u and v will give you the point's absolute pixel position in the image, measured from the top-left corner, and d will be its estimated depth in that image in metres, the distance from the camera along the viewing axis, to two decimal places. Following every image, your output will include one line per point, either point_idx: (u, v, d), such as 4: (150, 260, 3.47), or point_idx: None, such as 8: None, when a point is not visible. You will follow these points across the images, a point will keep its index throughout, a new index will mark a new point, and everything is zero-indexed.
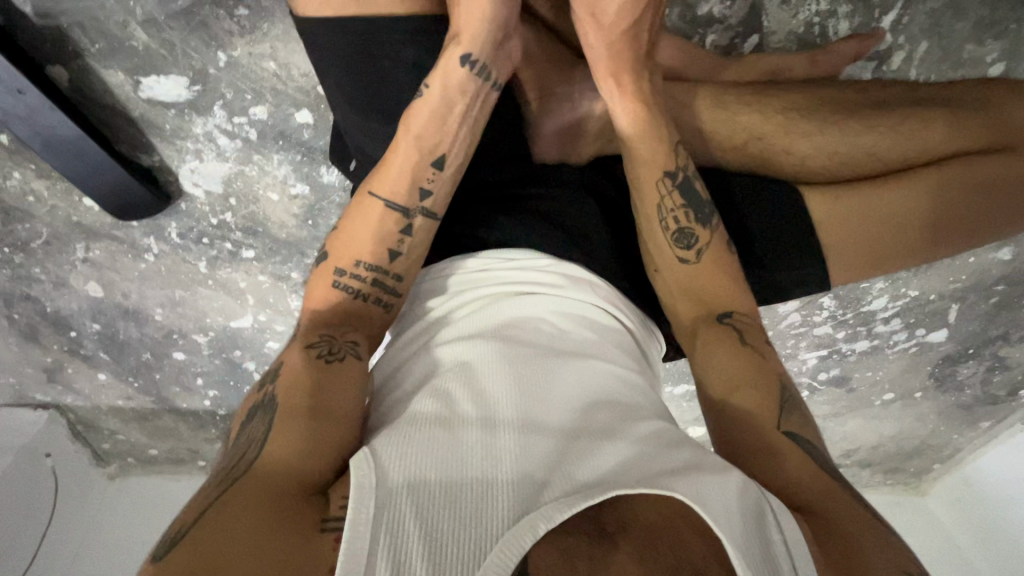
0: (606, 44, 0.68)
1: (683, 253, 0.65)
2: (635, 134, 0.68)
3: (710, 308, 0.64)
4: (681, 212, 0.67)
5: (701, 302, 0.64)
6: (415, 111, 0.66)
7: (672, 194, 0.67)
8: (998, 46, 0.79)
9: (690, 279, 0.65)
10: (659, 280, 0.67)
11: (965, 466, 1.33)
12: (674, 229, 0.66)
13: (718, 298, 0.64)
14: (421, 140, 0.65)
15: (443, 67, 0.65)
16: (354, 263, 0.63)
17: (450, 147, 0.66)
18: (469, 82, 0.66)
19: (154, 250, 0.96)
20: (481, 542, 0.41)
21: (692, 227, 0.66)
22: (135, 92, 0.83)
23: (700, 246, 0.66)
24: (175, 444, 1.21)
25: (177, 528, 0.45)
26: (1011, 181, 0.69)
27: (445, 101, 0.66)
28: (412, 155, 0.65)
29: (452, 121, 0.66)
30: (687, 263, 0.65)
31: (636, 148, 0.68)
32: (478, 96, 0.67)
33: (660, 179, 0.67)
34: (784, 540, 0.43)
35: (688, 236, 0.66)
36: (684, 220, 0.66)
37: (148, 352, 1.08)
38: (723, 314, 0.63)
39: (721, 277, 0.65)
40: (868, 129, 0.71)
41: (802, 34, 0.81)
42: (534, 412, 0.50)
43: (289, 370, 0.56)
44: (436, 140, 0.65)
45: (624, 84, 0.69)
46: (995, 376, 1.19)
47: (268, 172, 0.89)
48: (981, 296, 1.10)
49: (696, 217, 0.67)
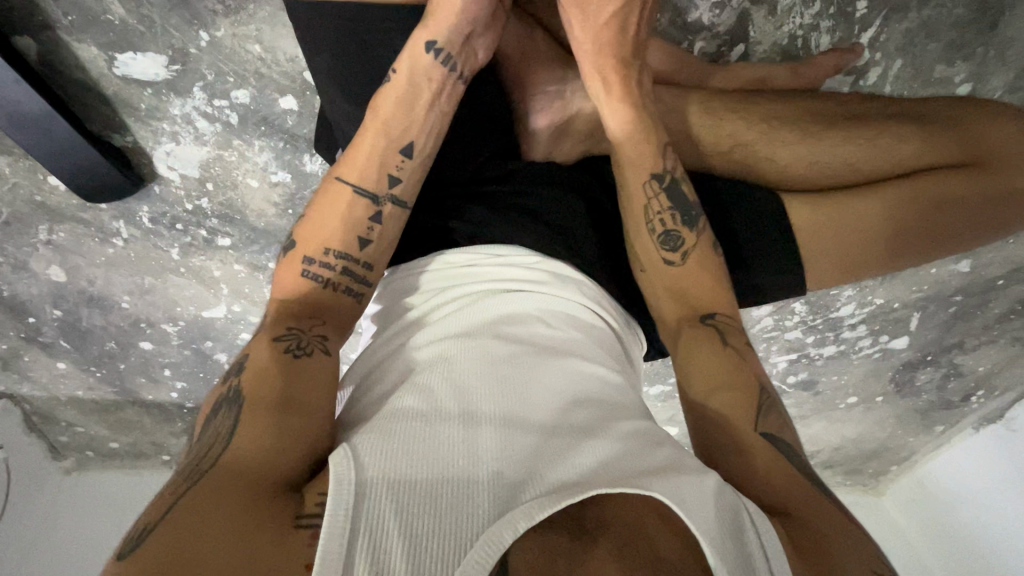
0: (593, 47, 0.68)
1: (669, 255, 0.66)
2: (624, 136, 0.69)
3: (693, 309, 0.65)
4: (667, 214, 0.68)
5: (687, 305, 0.65)
6: (382, 97, 0.64)
7: (659, 196, 0.68)
8: (966, 67, 0.83)
9: (676, 282, 0.66)
10: (646, 279, 0.68)
11: (918, 468, 1.39)
12: (660, 231, 0.67)
13: (704, 300, 0.65)
14: (388, 126, 0.63)
15: (408, 52, 0.64)
16: (322, 252, 0.61)
17: (419, 134, 0.64)
18: (436, 70, 0.64)
19: (124, 235, 0.92)
20: (462, 539, 0.41)
21: (678, 229, 0.67)
22: (110, 69, 0.80)
23: (685, 247, 0.67)
24: (138, 438, 1.16)
25: (143, 525, 0.43)
26: (977, 197, 0.71)
27: (413, 86, 0.64)
28: (380, 141, 0.63)
29: (420, 109, 0.64)
30: (671, 265, 0.67)
31: (621, 147, 0.69)
32: (446, 84, 0.65)
33: (648, 181, 0.68)
34: (761, 542, 0.44)
35: (673, 237, 0.67)
36: (671, 222, 0.67)
37: (113, 341, 1.03)
38: (706, 315, 0.64)
39: (707, 279, 0.66)
40: (848, 141, 0.74)
41: (786, 45, 0.84)
42: (517, 409, 0.50)
43: (256, 365, 0.54)
44: (404, 127, 0.63)
45: (612, 88, 0.69)
46: (950, 382, 1.25)
47: (248, 158, 0.86)
48: (940, 305, 1.16)
49: (682, 219, 0.68)
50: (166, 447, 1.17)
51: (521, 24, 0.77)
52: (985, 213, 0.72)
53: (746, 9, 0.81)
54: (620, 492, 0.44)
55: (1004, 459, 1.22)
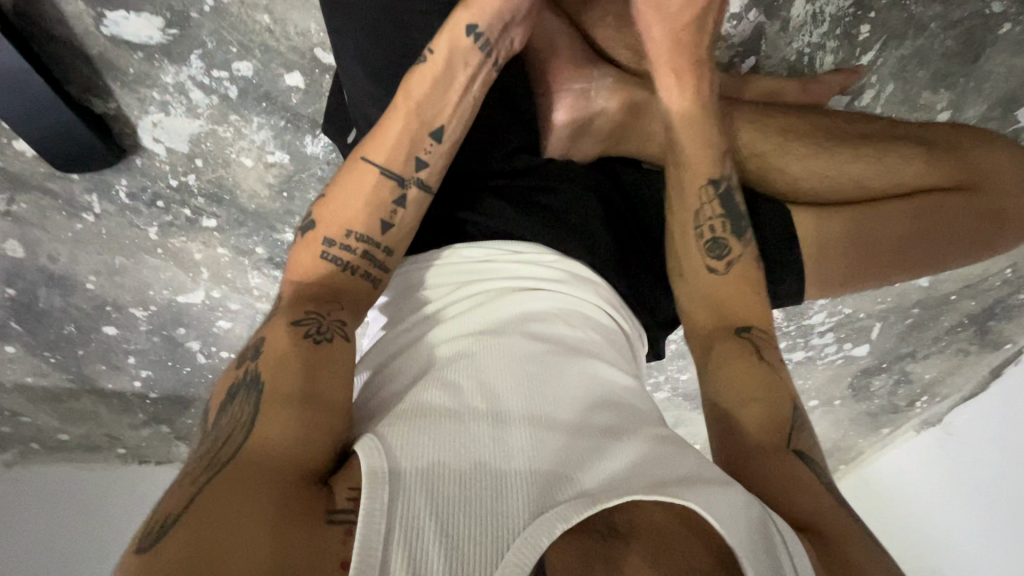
0: (667, 39, 0.72)
1: (713, 262, 0.69)
2: (686, 130, 0.73)
3: (730, 320, 0.66)
4: (716, 220, 0.70)
5: (721, 315, 0.67)
6: (417, 76, 0.61)
7: (711, 202, 0.71)
8: (948, 95, 0.88)
9: (714, 290, 0.68)
10: (683, 286, 0.70)
11: (863, 466, 1.48)
12: (708, 236, 0.70)
13: (740, 314, 0.67)
14: (421, 108, 0.61)
15: (448, 32, 0.62)
16: (344, 233, 0.58)
17: (450, 119, 0.62)
18: (473, 53, 0.62)
19: (96, 210, 0.86)
20: (499, 539, 0.38)
21: (725, 237, 0.70)
22: (96, 27, 0.73)
23: (730, 256, 0.69)
24: (92, 429, 1.07)
25: (164, 515, 0.40)
26: (970, 218, 0.76)
27: (449, 68, 0.62)
28: (411, 123, 0.61)
29: (454, 92, 0.62)
30: (714, 272, 0.69)
31: (682, 143, 0.73)
32: (481, 70, 0.63)
33: (703, 185, 0.72)
34: (793, 560, 0.43)
35: (719, 245, 0.69)
36: (719, 230, 0.70)
37: (72, 325, 0.96)
38: (742, 327, 0.65)
39: (743, 292, 0.68)
40: (857, 158, 0.77)
41: (793, 61, 0.87)
42: (544, 408, 0.49)
43: (274, 349, 0.51)
44: (436, 109, 0.61)
45: (681, 81, 0.73)
46: (900, 388, 1.33)
47: (244, 136, 0.81)
48: (899, 317, 1.22)
49: (731, 228, 0.70)
50: (123, 440, 1.08)
51: (556, 16, 0.76)
52: (977, 234, 0.76)
53: (762, 23, 0.84)
54: (653, 499, 0.43)
55: (943, 459, 1.31)
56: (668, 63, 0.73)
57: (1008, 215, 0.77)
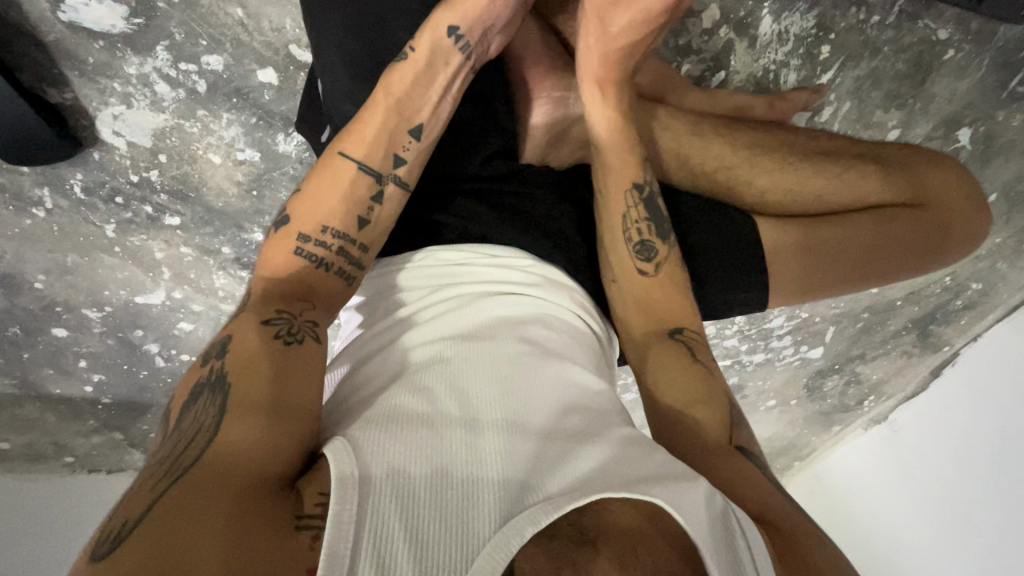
0: (602, 53, 0.70)
1: (644, 265, 0.69)
2: (607, 136, 0.73)
3: (662, 324, 0.68)
4: (643, 224, 0.71)
5: (656, 318, 0.68)
6: (396, 74, 0.61)
7: (637, 206, 0.71)
8: (898, 115, 0.95)
9: (646, 294, 0.69)
10: (616, 291, 0.70)
11: (815, 464, 1.56)
12: (636, 240, 0.70)
13: (671, 316, 0.68)
14: (400, 106, 0.61)
15: (428, 32, 0.61)
16: (319, 229, 0.57)
17: (429, 117, 0.62)
18: (453, 54, 0.62)
19: (47, 205, 0.81)
20: (469, 544, 0.38)
21: (653, 240, 0.71)
22: (53, 13, 0.69)
23: (659, 258, 0.70)
24: (37, 437, 0.99)
25: (120, 522, 0.38)
26: (919, 233, 0.80)
27: (429, 67, 0.62)
28: (390, 120, 0.60)
29: (433, 90, 0.62)
30: (645, 275, 0.69)
31: (604, 146, 0.73)
32: (461, 71, 0.64)
33: (628, 190, 0.72)
34: (749, 545, 0.44)
35: (648, 248, 0.70)
36: (646, 232, 0.71)
37: (18, 326, 0.90)
38: (675, 330, 0.67)
39: (675, 294, 0.69)
40: (818, 173, 0.82)
41: (759, 77, 0.91)
42: (517, 412, 0.49)
43: (242, 349, 0.49)
44: (415, 108, 0.61)
45: (606, 95, 0.73)
46: (850, 388, 1.40)
47: (212, 132, 0.79)
48: (851, 321, 1.28)
49: (657, 231, 0.72)
50: (71, 449, 1.01)
51: (537, 26, 0.78)
52: (925, 248, 0.81)
53: (731, 39, 0.88)
54: (619, 498, 0.43)
55: (889, 456, 1.38)
56: (593, 74, 0.72)
57: (951, 233, 0.82)
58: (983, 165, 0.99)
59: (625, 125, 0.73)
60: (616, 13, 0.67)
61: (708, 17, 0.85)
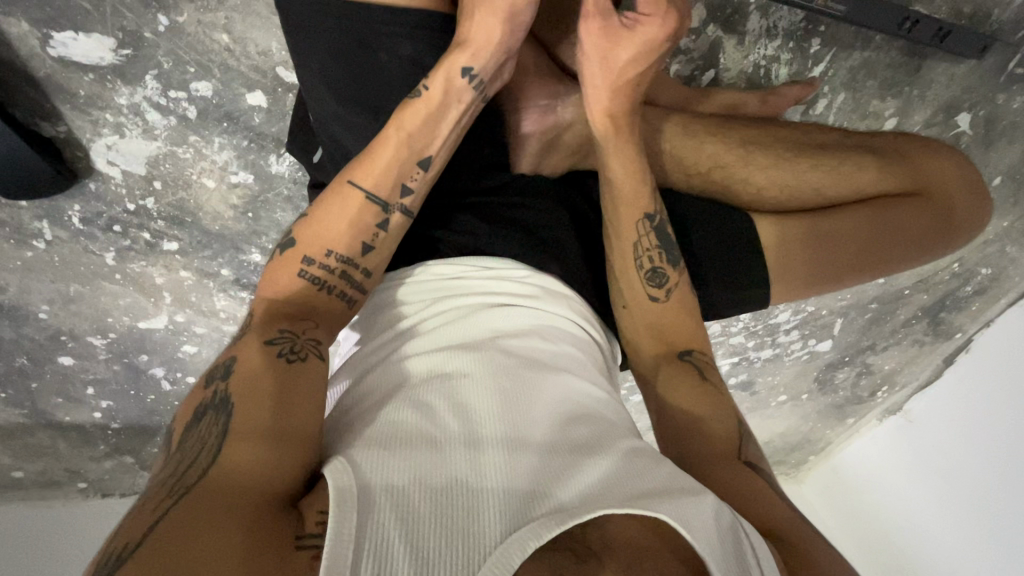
0: (610, 87, 0.69)
1: (655, 292, 0.69)
2: (623, 173, 0.70)
3: (669, 347, 0.68)
4: (655, 252, 0.70)
5: (663, 341, 0.68)
6: (410, 107, 0.61)
7: (648, 235, 0.70)
8: (895, 103, 0.93)
9: (659, 319, 0.69)
10: (627, 316, 0.69)
11: (833, 457, 1.54)
12: (648, 268, 0.69)
13: (680, 340, 0.68)
14: (413, 138, 0.61)
15: (444, 70, 0.62)
16: (324, 253, 0.58)
17: (439, 151, 0.63)
18: (466, 93, 0.63)
19: (46, 237, 0.82)
20: (470, 560, 0.38)
21: (663, 267, 0.70)
22: (42, 49, 0.70)
23: (670, 285, 0.70)
24: (50, 464, 1.01)
25: (122, 544, 0.38)
26: (921, 222, 0.79)
27: (442, 104, 0.62)
28: (401, 152, 0.61)
29: (445, 125, 0.63)
30: (657, 301, 0.69)
31: (616, 176, 0.70)
32: (473, 107, 0.65)
33: (639, 220, 0.70)
34: (762, 569, 0.43)
35: (660, 275, 0.69)
36: (658, 260, 0.70)
37: (25, 356, 0.91)
38: (685, 351, 0.67)
39: (678, 317, 0.69)
40: (815, 167, 0.81)
41: (750, 73, 0.90)
42: (519, 426, 0.48)
43: (243, 368, 0.49)
44: (427, 140, 0.62)
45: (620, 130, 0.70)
46: (862, 379, 1.38)
47: (205, 156, 0.79)
48: (859, 312, 1.26)
49: (668, 257, 0.71)
50: (84, 475, 1.03)
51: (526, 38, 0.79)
52: (929, 237, 0.80)
53: (719, 38, 0.87)
54: (623, 512, 0.42)
55: (905, 446, 1.36)
56: (606, 110, 0.70)
57: (954, 219, 0.81)
58: (986, 148, 0.98)
59: (640, 165, 0.71)
60: (622, 48, 0.66)
61: (696, 16, 0.85)
